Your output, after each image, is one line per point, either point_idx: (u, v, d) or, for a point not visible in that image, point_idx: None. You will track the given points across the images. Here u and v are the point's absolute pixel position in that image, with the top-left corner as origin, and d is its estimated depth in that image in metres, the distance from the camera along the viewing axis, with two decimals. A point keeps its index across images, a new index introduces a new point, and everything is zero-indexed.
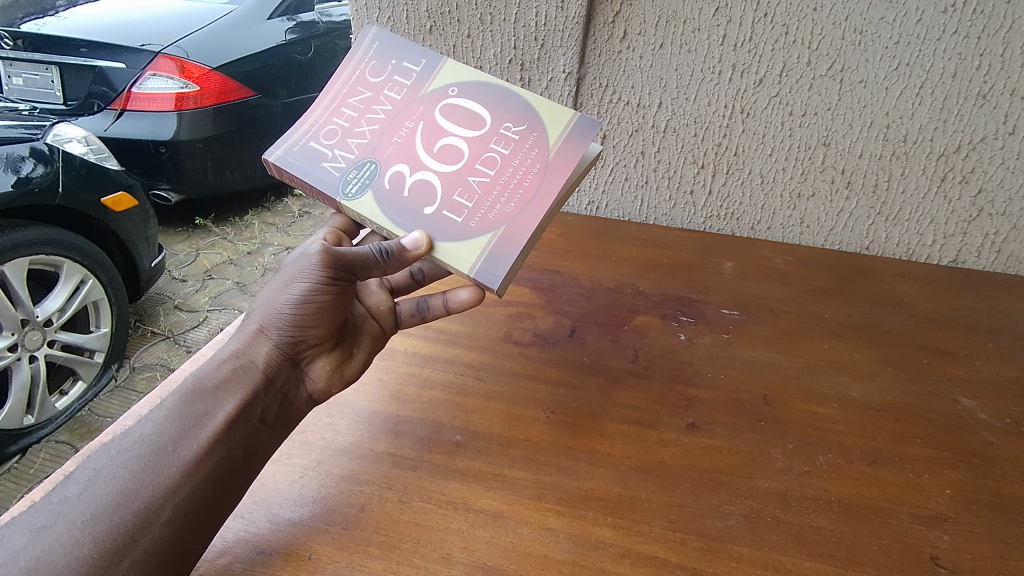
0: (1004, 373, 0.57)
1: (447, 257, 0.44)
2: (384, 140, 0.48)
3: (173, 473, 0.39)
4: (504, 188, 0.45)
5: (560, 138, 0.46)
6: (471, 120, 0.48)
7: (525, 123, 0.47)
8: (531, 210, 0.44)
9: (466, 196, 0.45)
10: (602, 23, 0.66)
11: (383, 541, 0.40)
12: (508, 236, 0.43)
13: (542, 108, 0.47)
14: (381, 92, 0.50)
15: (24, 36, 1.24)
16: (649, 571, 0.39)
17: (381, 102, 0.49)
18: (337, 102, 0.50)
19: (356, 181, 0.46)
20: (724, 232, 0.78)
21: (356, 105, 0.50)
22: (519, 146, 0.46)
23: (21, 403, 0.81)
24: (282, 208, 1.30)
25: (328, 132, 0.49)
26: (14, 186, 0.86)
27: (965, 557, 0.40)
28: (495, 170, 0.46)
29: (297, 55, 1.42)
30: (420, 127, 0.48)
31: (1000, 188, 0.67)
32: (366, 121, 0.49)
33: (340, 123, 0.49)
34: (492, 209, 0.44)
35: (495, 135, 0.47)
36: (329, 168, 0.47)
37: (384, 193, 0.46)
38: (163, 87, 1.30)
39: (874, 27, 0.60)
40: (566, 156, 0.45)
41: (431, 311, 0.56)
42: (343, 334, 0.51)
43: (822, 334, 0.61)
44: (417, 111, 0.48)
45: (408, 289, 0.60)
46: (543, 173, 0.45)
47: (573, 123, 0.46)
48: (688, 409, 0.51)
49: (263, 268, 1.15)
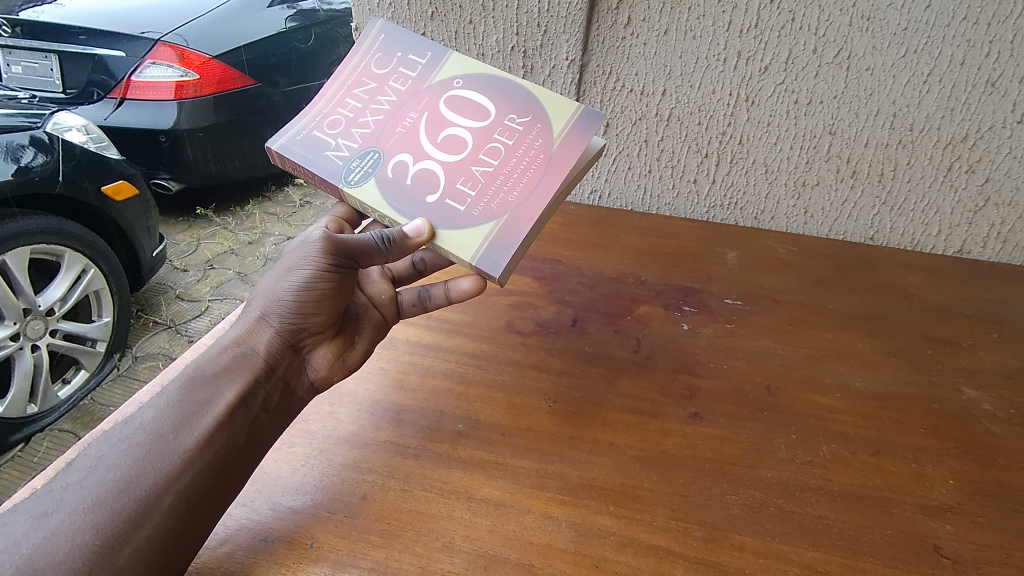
0: (1008, 364, 0.57)
1: (449, 244, 0.43)
2: (387, 130, 0.47)
3: (173, 460, 0.39)
4: (508, 177, 0.45)
5: (564, 129, 0.45)
6: (476, 111, 0.47)
7: (530, 115, 0.46)
8: (535, 199, 0.43)
9: (468, 185, 0.45)
10: (605, 9, 0.65)
11: (384, 530, 0.40)
12: (511, 224, 0.43)
13: (546, 100, 0.47)
14: (386, 84, 0.49)
15: (23, 23, 1.23)
16: (651, 560, 0.39)
17: (385, 93, 0.49)
18: (341, 93, 0.50)
19: (359, 169, 0.46)
20: (726, 221, 0.78)
21: (360, 96, 0.49)
22: (523, 137, 0.46)
23: (23, 392, 0.80)
24: (284, 197, 1.23)
25: (332, 121, 0.48)
26: (14, 175, 0.85)
27: (967, 548, 0.40)
28: (499, 160, 0.45)
29: (297, 42, 1.33)
30: (424, 118, 0.47)
31: (1007, 178, 0.66)
32: (370, 112, 0.48)
33: (344, 114, 0.48)
34: (496, 198, 0.44)
35: (499, 126, 0.46)
36: (332, 157, 0.46)
37: (387, 181, 0.45)
38: (163, 75, 1.34)
39: (881, 13, 0.59)
40: (569, 147, 0.44)
41: (433, 300, 0.55)
42: (344, 323, 0.51)
43: (825, 325, 0.60)
44: (422, 102, 0.48)
45: (410, 279, 0.59)
46: (546, 164, 0.44)
47: (578, 114, 0.45)
48: (690, 399, 0.51)
49: (263, 259, 1.13)
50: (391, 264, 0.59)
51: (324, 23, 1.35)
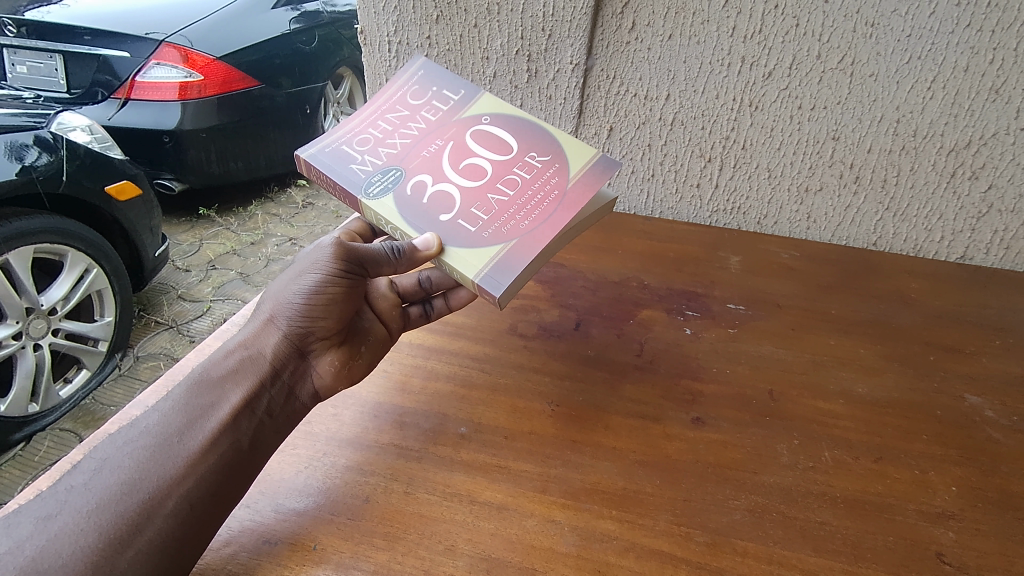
0: (1012, 371, 0.56)
1: (455, 260, 0.43)
2: (412, 153, 0.49)
3: (178, 463, 0.40)
4: (521, 207, 0.46)
5: (581, 170, 0.47)
6: (499, 146, 0.49)
7: (549, 154, 0.49)
8: (544, 229, 0.44)
9: (482, 210, 0.46)
10: (610, 14, 0.65)
11: (388, 532, 0.40)
12: (518, 248, 0.43)
13: (566, 143, 0.49)
14: (418, 113, 0.52)
15: (27, 23, 1.11)
16: (654, 565, 0.39)
17: (416, 121, 0.51)
18: (375, 115, 0.52)
19: (379, 183, 0.47)
20: (729, 226, 0.78)
21: (392, 120, 0.51)
22: (541, 173, 0.47)
23: (24, 392, 0.79)
24: (286, 198, 1.28)
25: (361, 139, 0.50)
26: (19, 175, 0.83)
27: (971, 555, 0.40)
28: (515, 191, 0.47)
29: (302, 44, 1.36)
30: (450, 145, 0.49)
31: (1010, 185, 0.66)
32: (399, 135, 0.50)
33: (374, 134, 0.51)
34: (507, 223, 0.45)
35: (520, 161, 0.48)
36: (356, 169, 0.48)
37: (405, 198, 0.47)
38: (167, 76, 1.42)
39: (886, 19, 0.60)
40: (583, 187, 0.46)
41: (435, 310, 0.57)
42: (352, 333, 0.51)
43: (829, 330, 0.60)
44: (449, 131, 0.50)
45: (413, 298, 0.57)
46: (559, 200, 0.45)
47: (596, 159, 0.47)
48: (693, 403, 0.51)
49: (266, 259, 1.17)
50: (397, 280, 0.58)
51: (328, 25, 1.38)
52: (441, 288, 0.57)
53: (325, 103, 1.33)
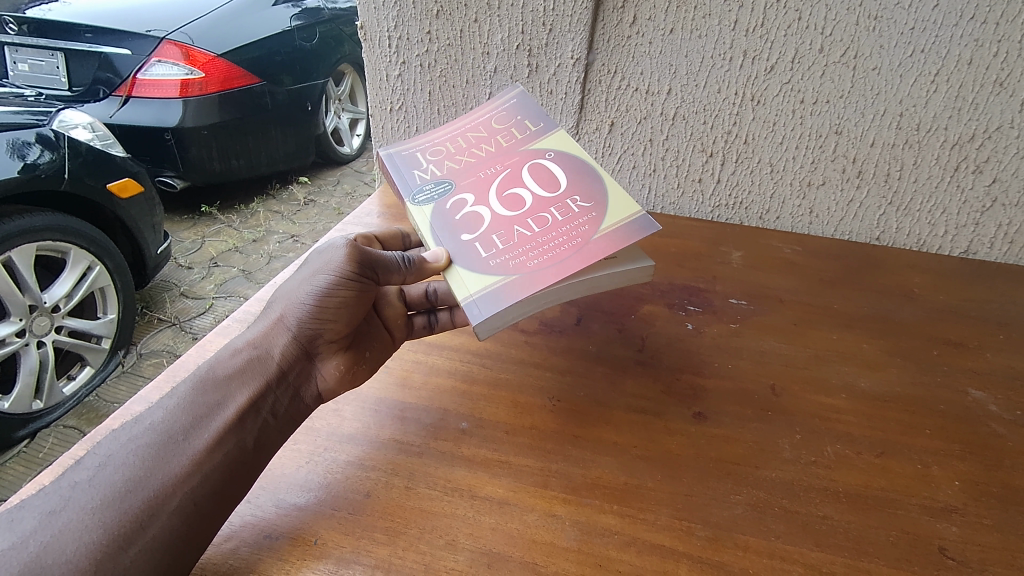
0: (1015, 365, 0.56)
1: (455, 280, 0.45)
2: (469, 172, 0.53)
3: (183, 462, 0.40)
4: (538, 246, 0.46)
5: (614, 224, 0.46)
6: (551, 185, 0.51)
7: (592, 203, 0.48)
8: (548, 272, 0.43)
9: (501, 240, 0.47)
10: (611, 8, 0.65)
11: (388, 527, 0.40)
12: (515, 284, 0.43)
13: (614, 197, 0.49)
14: (495, 137, 0.57)
15: (29, 23, 1.29)
16: (654, 560, 0.39)
17: (489, 144, 0.56)
18: (458, 132, 0.59)
19: (427, 192, 0.52)
20: (732, 221, 0.78)
21: (469, 138, 0.57)
22: (574, 218, 0.47)
23: (28, 388, 0.83)
24: (286, 195, 1.40)
25: (436, 151, 0.57)
26: (20, 173, 0.86)
27: (974, 549, 0.40)
28: (541, 229, 0.47)
29: (302, 41, 1.43)
30: (505, 172, 0.53)
31: (1015, 179, 0.66)
32: (468, 154, 0.56)
33: (450, 148, 0.57)
34: (517, 258, 0.45)
35: (561, 203, 0.49)
36: (417, 175, 0.54)
37: (441, 209, 0.51)
38: (168, 73, 1.32)
39: (890, 12, 0.59)
40: (607, 240, 0.44)
41: (439, 323, 0.57)
42: (359, 336, 0.51)
43: (831, 325, 0.60)
44: (512, 159, 0.54)
45: (418, 307, 0.57)
46: (576, 249, 0.44)
47: (634, 218, 0.46)
48: (695, 398, 0.51)
49: (268, 256, 1.23)
50: (405, 287, 0.57)
51: (329, 21, 1.49)
52: (447, 302, 0.58)
53: (325, 99, 1.45)
